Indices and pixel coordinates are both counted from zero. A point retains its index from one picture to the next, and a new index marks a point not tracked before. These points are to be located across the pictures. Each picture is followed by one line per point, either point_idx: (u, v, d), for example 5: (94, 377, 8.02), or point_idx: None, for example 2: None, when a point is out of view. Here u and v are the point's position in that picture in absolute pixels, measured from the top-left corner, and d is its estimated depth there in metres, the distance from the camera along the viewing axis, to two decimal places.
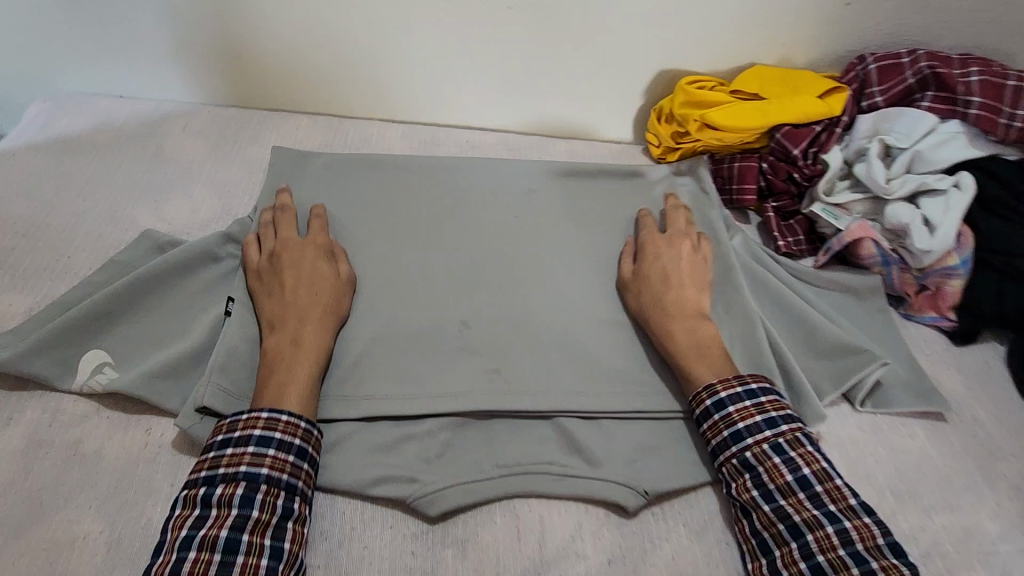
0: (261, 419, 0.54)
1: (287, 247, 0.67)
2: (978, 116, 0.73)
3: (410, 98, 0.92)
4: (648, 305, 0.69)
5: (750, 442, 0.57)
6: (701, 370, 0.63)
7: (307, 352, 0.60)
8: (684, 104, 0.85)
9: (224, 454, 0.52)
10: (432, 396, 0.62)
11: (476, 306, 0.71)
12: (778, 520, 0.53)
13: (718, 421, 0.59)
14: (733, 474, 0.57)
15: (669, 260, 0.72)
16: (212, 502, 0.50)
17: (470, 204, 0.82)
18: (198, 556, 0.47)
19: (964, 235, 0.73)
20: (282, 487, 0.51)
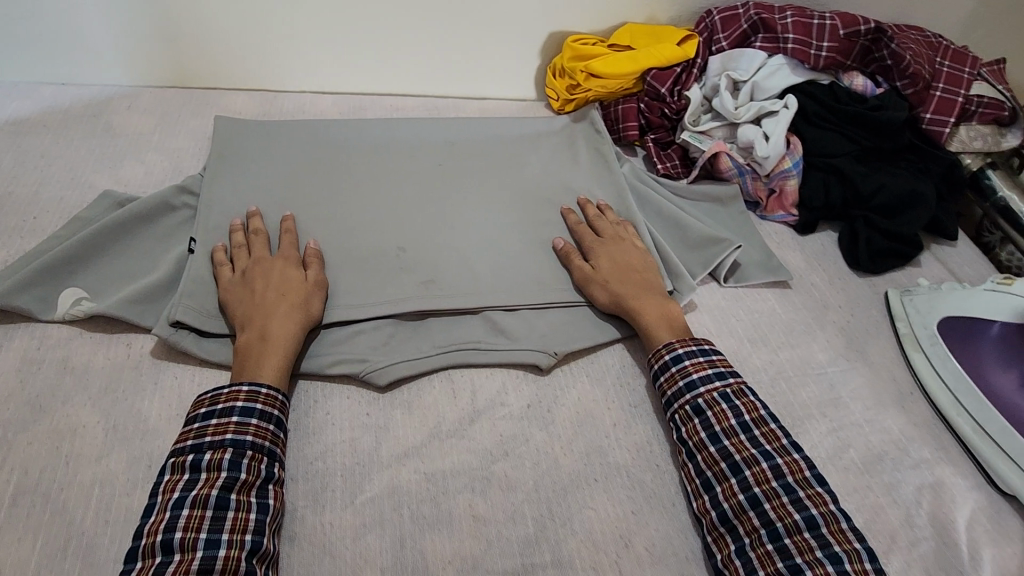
0: (242, 391, 0.59)
1: (261, 263, 0.71)
2: (794, 49, 0.92)
3: (334, 71, 1.03)
4: (613, 288, 0.75)
5: (701, 392, 0.65)
6: (663, 334, 0.71)
7: (276, 350, 0.64)
8: (571, 59, 1.02)
9: (209, 424, 0.57)
10: (376, 299, 0.74)
11: (408, 232, 0.83)
12: (721, 459, 0.61)
13: (675, 372, 0.67)
14: (683, 419, 0.65)
15: (618, 251, 0.79)
16: (201, 466, 0.55)
17: (398, 155, 0.95)
18: (192, 513, 0.52)
19: (795, 144, 0.91)
20: (265, 454, 0.57)
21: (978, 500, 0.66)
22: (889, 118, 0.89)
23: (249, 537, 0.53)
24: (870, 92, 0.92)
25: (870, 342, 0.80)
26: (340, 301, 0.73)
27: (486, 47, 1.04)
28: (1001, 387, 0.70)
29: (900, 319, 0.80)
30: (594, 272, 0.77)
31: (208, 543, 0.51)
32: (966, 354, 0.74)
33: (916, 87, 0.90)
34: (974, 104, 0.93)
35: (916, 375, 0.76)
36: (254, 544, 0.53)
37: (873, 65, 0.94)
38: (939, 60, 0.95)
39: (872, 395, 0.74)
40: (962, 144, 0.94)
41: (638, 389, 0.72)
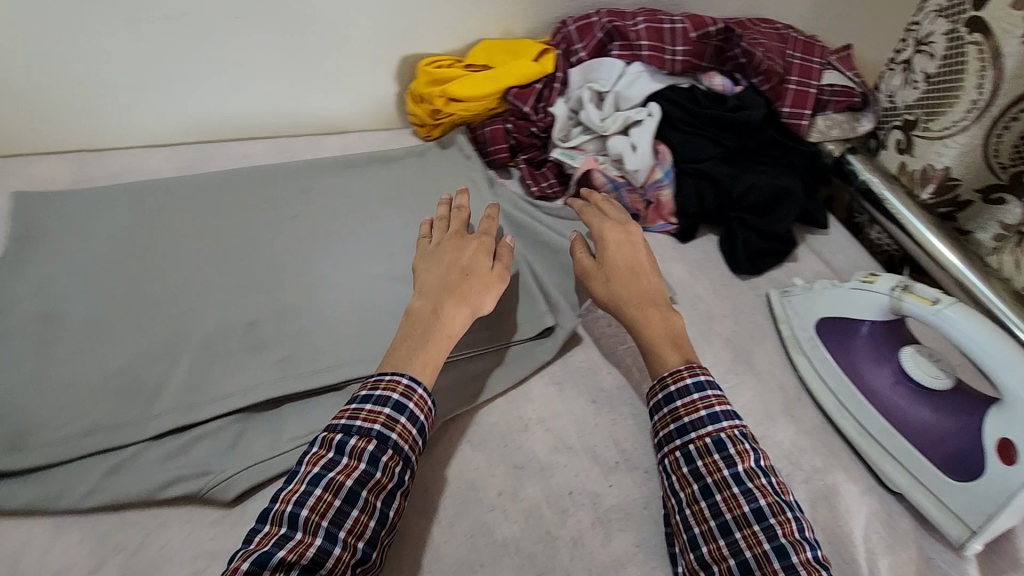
0: (402, 383, 0.60)
1: (438, 251, 0.72)
2: (649, 56, 0.91)
3: (165, 121, 0.91)
4: (617, 291, 0.72)
5: (724, 426, 0.61)
6: (670, 356, 0.67)
7: (447, 338, 0.64)
8: (427, 84, 0.94)
9: (362, 409, 0.58)
10: (219, 393, 0.65)
11: (258, 304, 0.74)
12: (744, 502, 0.56)
13: (696, 401, 0.63)
14: (702, 451, 0.60)
15: (629, 250, 0.76)
16: (345, 451, 0.55)
17: (244, 212, 0.85)
18: (322, 495, 0.53)
19: (663, 153, 0.90)
20: (402, 458, 0.57)
21: (870, 504, 0.66)
22: (748, 119, 0.88)
23: (361, 544, 0.53)
24: (730, 91, 0.92)
25: (756, 349, 0.79)
26: (175, 402, 0.64)
27: (337, 80, 0.96)
28: (877, 387, 0.69)
29: (783, 322, 0.79)
30: (597, 264, 0.75)
31: (328, 535, 0.51)
32: (844, 354, 0.72)
33: (771, 82, 0.90)
34: (827, 94, 0.95)
35: (802, 379, 0.75)
36: (363, 554, 0.53)
37: (730, 63, 0.94)
38: (791, 52, 0.95)
39: (762, 408, 0.73)
40: (821, 135, 0.95)
41: (524, 446, 0.67)
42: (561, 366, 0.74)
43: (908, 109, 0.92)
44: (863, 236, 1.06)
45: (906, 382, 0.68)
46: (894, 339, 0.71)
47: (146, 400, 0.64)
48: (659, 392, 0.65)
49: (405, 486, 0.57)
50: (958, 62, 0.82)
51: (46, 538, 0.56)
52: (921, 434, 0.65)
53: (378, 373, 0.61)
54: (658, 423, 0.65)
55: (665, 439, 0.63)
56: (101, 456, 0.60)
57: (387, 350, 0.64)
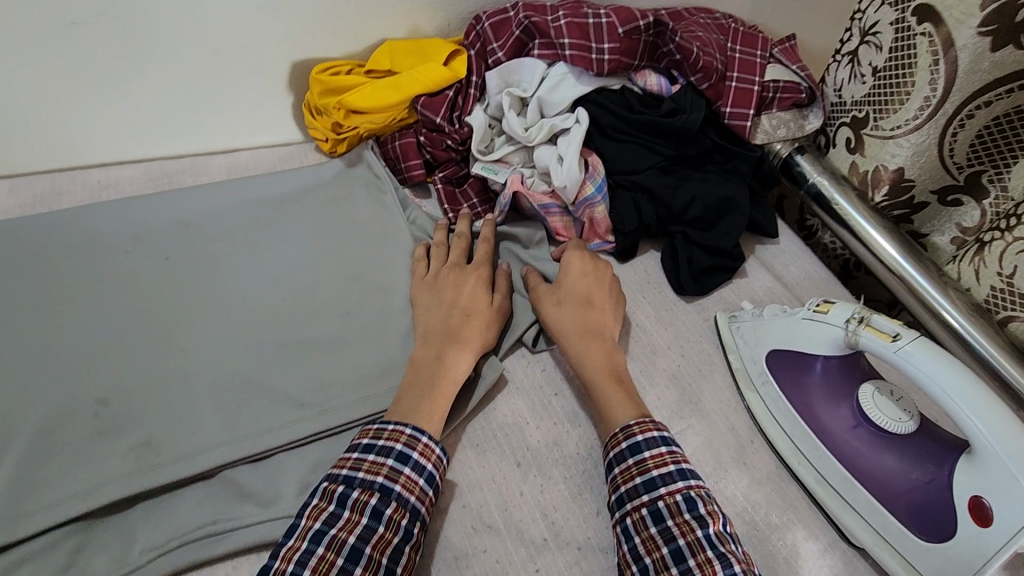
0: (405, 433, 0.55)
1: (437, 286, 0.69)
2: (573, 55, 0.80)
3: (6, 149, 0.77)
4: (563, 317, 0.67)
5: (693, 484, 0.54)
6: (615, 399, 0.61)
7: (453, 384, 0.61)
8: (323, 94, 0.83)
9: (366, 459, 0.53)
10: (53, 499, 0.53)
11: (112, 374, 0.62)
12: (721, 568, 0.48)
13: (665, 454, 0.56)
14: (673, 508, 0.52)
15: (589, 281, 0.70)
16: (347, 503, 0.51)
17: (100, 256, 0.71)
18: (324, 554, 0.48)
19: (594, 164, 0.80)
20: (408, 511, 0.52)
21: (832, 564, 0.58)
22: (685, 124, 0.79)
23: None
24: (667, 91, 0.82)
25: (703, 386, 0.70)
26: None
27: (216, 92, 0.83)
28: (835, 429, 0.61)
29: (731, 352, 0.71)
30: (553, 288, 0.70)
31: None
32: (798, 392, 0.64)
33: (710, 80, 0.81)
34: (772, 91, 0.86)
35: (754, 418, 0.67)
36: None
37: (665, 60, 0.83)
38: (732, 45, 0.86)
39: (710, 457, 0.64)
40: (767, 135, 0.87)
41: (436, 531, 0.56)
42: (482, 423, 0.64)
43: (857, 105, 0.84)
44: (815, 239, 0.98)
45: (866, 426, 0.60)
46: (853, 374, 0.62)
47: None
48: (624, 440, 0.58)
49: (416, 541, 0.52)
50: (907, 55, 0.74)
51: None
52: (883, 486, 0.57)
53: (385, 420, 0.58)
54: (620, 475, 0.56)
55: (630, 494, 0.54)
56: None
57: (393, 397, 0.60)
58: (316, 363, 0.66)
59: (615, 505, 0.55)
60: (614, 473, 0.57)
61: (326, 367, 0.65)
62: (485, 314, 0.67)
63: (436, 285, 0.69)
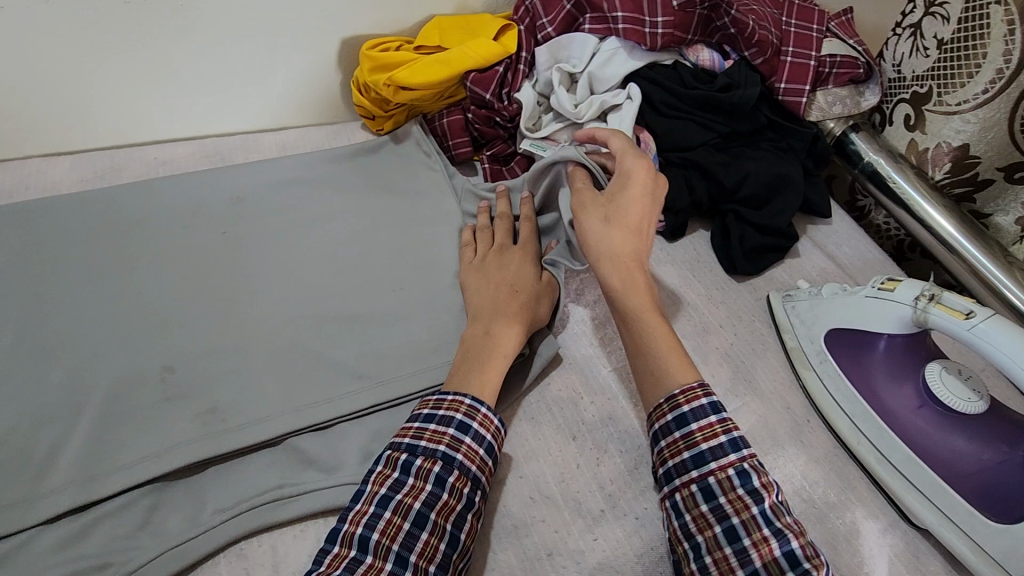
0: (465, 403, 0.55)
1: (483, 269, 0.69)
2: (626, 29, 0.78)
3: (67, 124, 0.79)
4: (607, 237, 0.60)
5: (758, 450, 0.53)
6: (660, 342, 0.57)
7: (504, 357, 0.60)
8: (371, 71, 0.82)
9: (426, 428, 0.53)
10: (128, 460, 0.55)
11: (177, 345, 0.63)
12: (776, 546, 0.46)
13: (715, 423, 0.52)
14: (758, 469, 0.50)
15: (641, 200, 0.61)
16: (410, 471, 0.51)
17: (161, 229, 0.73)
18: (392, 519, 0.48)
19: (646, 140, 0.80)
20: (470, 478, 0.52)
21: (893, 545, 0.57)
22: (741, 100, 0.77)
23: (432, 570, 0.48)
24: (719, 67, 0.82)
25: (757, 365, 0.69)
26: (70, 477, 0.53)
27: (265, 66, 0.83)
28: (897, 409, 0.60)
29: (786, 331, 0.70)
30: (603, 199, 0.62)
31: (397, 561, 0.47)
32: (860, 372, 0.63)
33: (766, 55, 0.79)
34: (828, 66, 0.84)
35: (811, 399, 0.66)
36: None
37: (717, 34, 0.82)
38: (786, 19, 0.84)
39: (767, 435, 0.63)
40: (822, 112, 0.85)
41: (495, 500, 0.57)
42: (537, 397, 0.64)
43: (918, 80, 0.82)
44: (867, 220, 0.96)
45: (933, 406, 0.59)
46: (917, 354, 0.61)
47: (35, 476, 0.53)
48: (704, 396, 0.53)
49: (477, 507, 0.52)
50: (977, 26, 0.72)
51: None
52: (948, 466, 0.56)
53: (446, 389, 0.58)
54: (700, 433, 0.51)
55: (715, 453, 0.51)
56: None
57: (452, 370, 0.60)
58: (373, 335, 0.67)
59: (689, 464, 0.51)
60: (660, 445, 0.54)
61: (383, 339, 0.66)
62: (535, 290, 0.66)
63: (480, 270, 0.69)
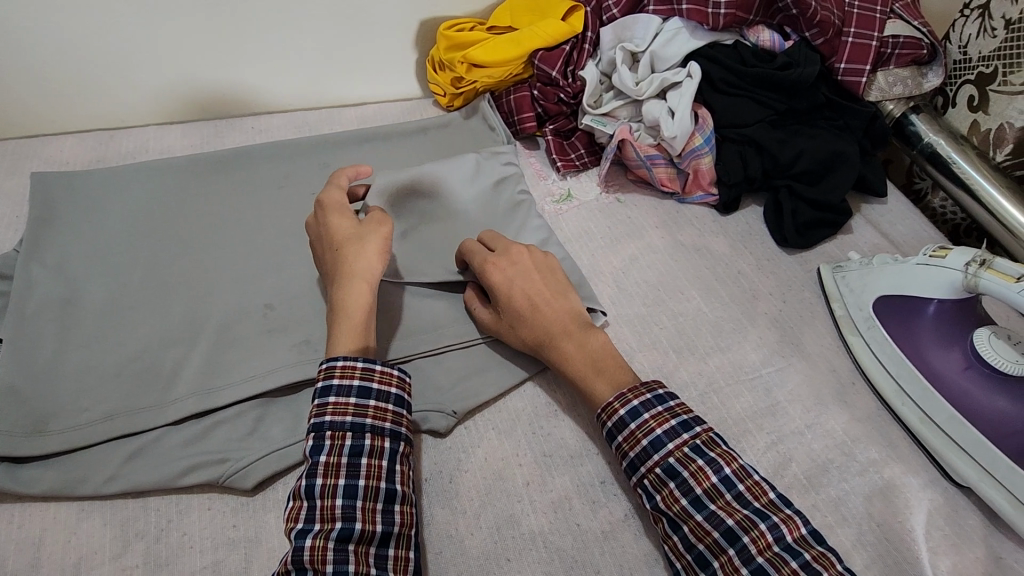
0: (358, 368, 0.55)
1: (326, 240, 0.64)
2: (689, 10, 0.83)
3: (179, 94, 0.89)
4: (528, 338, 0.63)
5: (698, 431, 0.55)
6: (599, 386, 0.59)
7: (358, 313, 0.59)
8: (448, 49, 0.90)
9: (326, 403, 0.54)
10: (238, 378, 0.63)
11: (277, 288, 0.72)
12: (742, 508, 0.51)
13: (664, 411, 0.56)
14: (685, 461, 0.53)
15: (521, 279, 0.65)
16: (324, 449, 0.52)
17: (260, 189, 0.82)
18: (293, 503, 0.51)
19: (704, 117, 0.83)
20: (349, 430, 0.53)
21: (932, 499, 0.59)
22: (799, 78, 0.80)
23: (338, 524, 0.49)
24: (780, 46, 0.84)
25: (805, 330, 0.72)
26: (192, 388, 0.62)
27: (348, 43, 0.92)
28: (945, 371, 0.62)
29: (835, 300, 0.73)
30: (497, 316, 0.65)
31: (342, 534, 0.49)
32: (907, 336, 0.65)
33: (825, 36, 0.82)
34: (890, 46, 0.85)
35: (857, 363, 0.69)
36: (345, 531, 0.49)
37: (779, 16, 0.85)
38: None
39: (812, 393, 0.66)
40: (882, 93, 0.87)
41: (551, 434, 0.63)
42: None
43: (984, 61, 0.85)
44: (924, 204, 0.98)
45: (979, 368, 0.61)
46: (965, 319, 0.63)
47: (164, 385, 0.62)
48: (621, 408, 0.56)
49: (372, 447, 0.53)
50: None
51: (65, 527, 0.55)
52: (993, 425, 0.58)
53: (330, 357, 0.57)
54: (625, 443, 0.56)
55: (641, 458, 0.55)
56: (125, 440, 0.59)
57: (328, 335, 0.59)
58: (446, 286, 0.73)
59: (630, 469, 0.56)
60: (617, 441, 0.57)
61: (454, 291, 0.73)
62: (354, 241, 0.62)
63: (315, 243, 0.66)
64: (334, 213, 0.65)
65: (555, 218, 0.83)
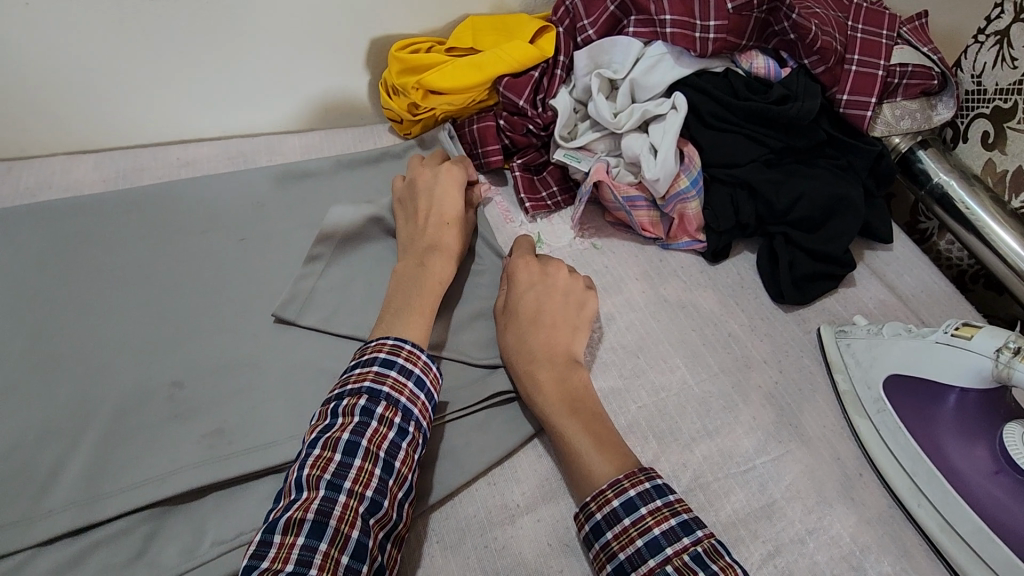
0: (422, 357, 0.53)
1: (417, 198, 0.70)
2: (674, 34, 0.72)
3: (93, 122, 0.78)
4: (511, 343, 0.60)
5: (700, 536, 0.47)
6: (568, 422, 0.55)
7: (437, 277, 0.62)
8: (400, 72, 0.79)
9: (388, 374, 0.51)
10: (128, 482, 0.52)
11: (187, 361, 0.61)
12: None
13: (664, 507, 0.48)
14: (684, 571, 0.44)
15: (543, 291, 0.63)
16: (373, 416, 0.49)
17: (177, 234, 0.71)
18: (321, 453, 0.46)
19: (690, 156, 0.73)
20: (400, 410, 0.50)
21: None
22: (798, 113, 0.71)
23: (369, 495, 0.46)
24: (776, 75, 0.75)
25: (803, 409, 0.63)
26: (69, 497, 0.51)
27: (291, 65, 0.82)
28: (969, 473, 0.53)
29: (838, 372, 0.64)
30: (502, 310, 0.63)
31: (371, 505, 0.46)
32: (923, 424, 0.57)
33: (827, 64, 0.72)
34: (897, 76, 0.76)
35: (863, 450, 0.60)
36: (372, 505, 0.46)
37: (774, 40, 0.75)
38: (851, 24, 0.75)
39: (813, 490, 0.57)
40: (887, 127, 0.78)
41: (507, 547, 0.52)
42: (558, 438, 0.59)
43: (1001, 93, 0.76)
44: (929, 245, 0.89)
45: (1010, 474, 0.52)
46: (995, 413, 0.54)
47: (36, 493, 0.51)
48: (615, 497, 0.49)
49: (412, 438, 0.50)
50: None
51: None
52: None
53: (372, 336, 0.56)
54: (616, 541, 0.48)
55: (633, 562, 0.46)
56: None
57: (393, 289, 0.62)
58: None
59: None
60: (605, 539, 0.48)
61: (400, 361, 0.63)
62: (459, 221, 0.68)
63: (412, 205, 0.70)
64: (448, 186, 0.70)
65: None
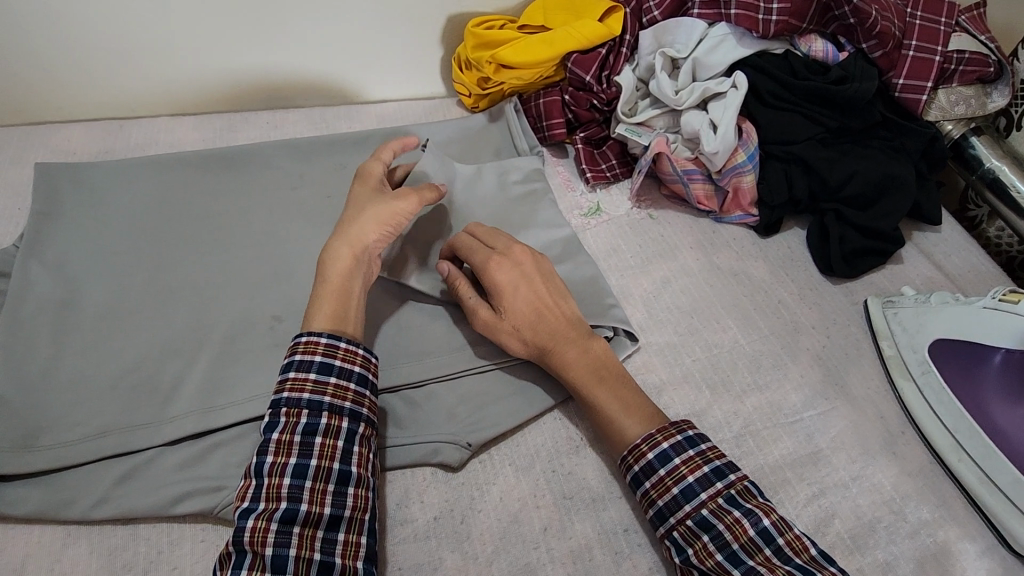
0: (321, 343, 0.53)
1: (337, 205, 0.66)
2: (738, 16, 0.77)
3: (196, 85, 0.85)
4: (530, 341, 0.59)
5: (733, 479, 0.50)
6: (602, 394, 0.56)
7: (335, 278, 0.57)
8: (475, 48, 0.86)
9: (287, 378, 0.52)
10: (238, 397, 0.59)
11: (285, 299, 0.67)
12: (783, 563, 0.46)
13: (696, 456, 0.51)
14: (719, 513, 0.48)
15: (523, 282, 0.61)
16: (276, 427, 0.50)
17: (270, 189, 0.77)
18: (243, 481, 0.49)
19: (749, 132, 0.77)
20: (305, 407, 0.51)
21: (991, 568, 0.54)
22: (856, 94, 0.74)
23: (283, 505, 0.47)
24: (833, 58, 0.78)
25: (850, 370, 0.66)
26: (189, 407, 0.58)
27: (374, 41, 0.88)
28: (1013, 429, 0.57)
29: (884, 338, 0.67)
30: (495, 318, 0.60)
31: (286, 514, 0.47)
32: (967, 386, 0.61)
33: (885, 48, 0.75)
34: (954, 62, 0.78)
35: (906, 409, 0.64)
36: (289, 513, 0.47)
37: (834, 24, 0.78)
38: (911, 10, 0.78)
39: (857, 442, 0.61)
40: (941, 112, 0.79)
41: (573, 474, 0.58)
42: None
43: None
44: (978, 232, 0.91)
45: None
46: None
47: (161, 402, 0.59)
48: (650, 451, 0.52)
49: (327, 427, 0.50)
50: None
51: (48, 555, 0.52)
52: None
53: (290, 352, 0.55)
54: (654, 489, 0.51)
55: (670, 508, 0.50)
56: (117, 461, 0.55)
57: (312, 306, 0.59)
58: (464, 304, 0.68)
59: (656, 520, 0.51)
60: (643, 487, 0.52)
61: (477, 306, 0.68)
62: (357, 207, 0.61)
63: None
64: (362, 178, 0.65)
65: (583, 232, 0.78)
